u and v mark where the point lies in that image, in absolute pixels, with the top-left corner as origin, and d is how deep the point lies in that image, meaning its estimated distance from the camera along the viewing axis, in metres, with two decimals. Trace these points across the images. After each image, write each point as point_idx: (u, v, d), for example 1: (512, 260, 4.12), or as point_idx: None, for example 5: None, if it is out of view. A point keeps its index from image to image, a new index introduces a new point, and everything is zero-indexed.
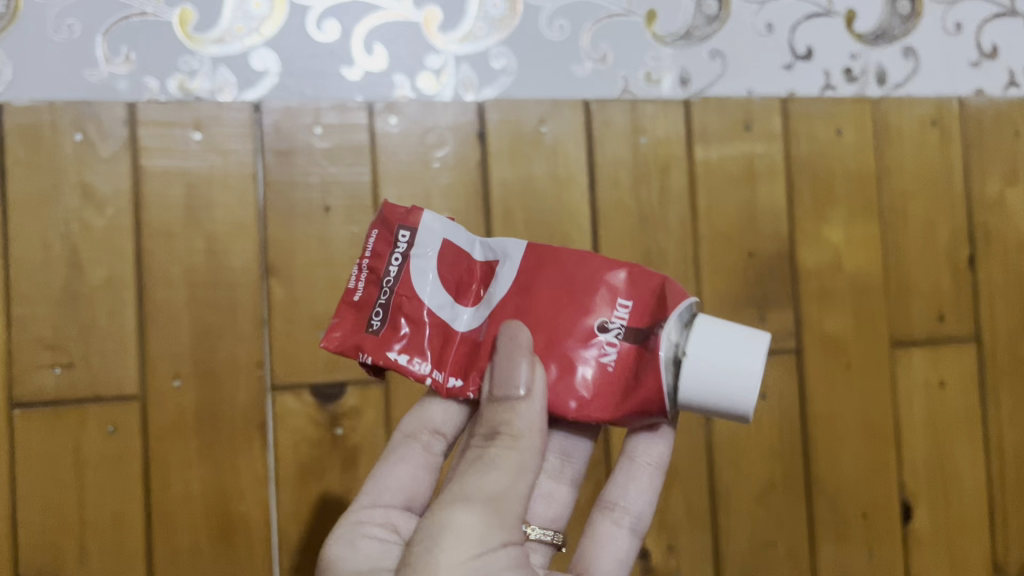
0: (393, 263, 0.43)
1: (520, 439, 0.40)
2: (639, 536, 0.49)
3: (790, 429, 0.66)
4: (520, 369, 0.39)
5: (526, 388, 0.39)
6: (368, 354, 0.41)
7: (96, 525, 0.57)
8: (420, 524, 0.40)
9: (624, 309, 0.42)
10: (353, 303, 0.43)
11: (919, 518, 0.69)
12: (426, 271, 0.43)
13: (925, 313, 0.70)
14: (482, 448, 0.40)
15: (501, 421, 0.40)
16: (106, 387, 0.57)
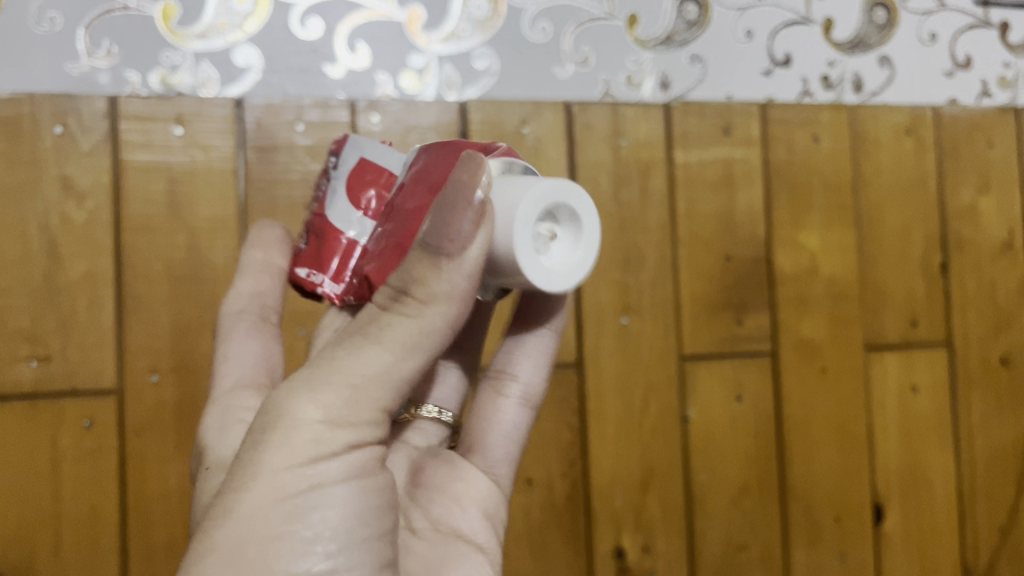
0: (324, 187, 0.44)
1: (429, 308, 0.32)
2: (530, 409, 0.46)
3: (766, 430, 0.67)
4: (462, 223, 0.32)
5: (462, 249, 0.32)
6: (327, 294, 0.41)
7: (72, 520, 0.57)
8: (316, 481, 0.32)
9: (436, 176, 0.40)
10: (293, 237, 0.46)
11: (891, 519, 0.70)
12: (337, 188, 0.43)
13: (898, 319, 0.71)
14: (384, 306, 0.33)
15: (415, 279, 0.32)
16: (83, 380, 0.57)
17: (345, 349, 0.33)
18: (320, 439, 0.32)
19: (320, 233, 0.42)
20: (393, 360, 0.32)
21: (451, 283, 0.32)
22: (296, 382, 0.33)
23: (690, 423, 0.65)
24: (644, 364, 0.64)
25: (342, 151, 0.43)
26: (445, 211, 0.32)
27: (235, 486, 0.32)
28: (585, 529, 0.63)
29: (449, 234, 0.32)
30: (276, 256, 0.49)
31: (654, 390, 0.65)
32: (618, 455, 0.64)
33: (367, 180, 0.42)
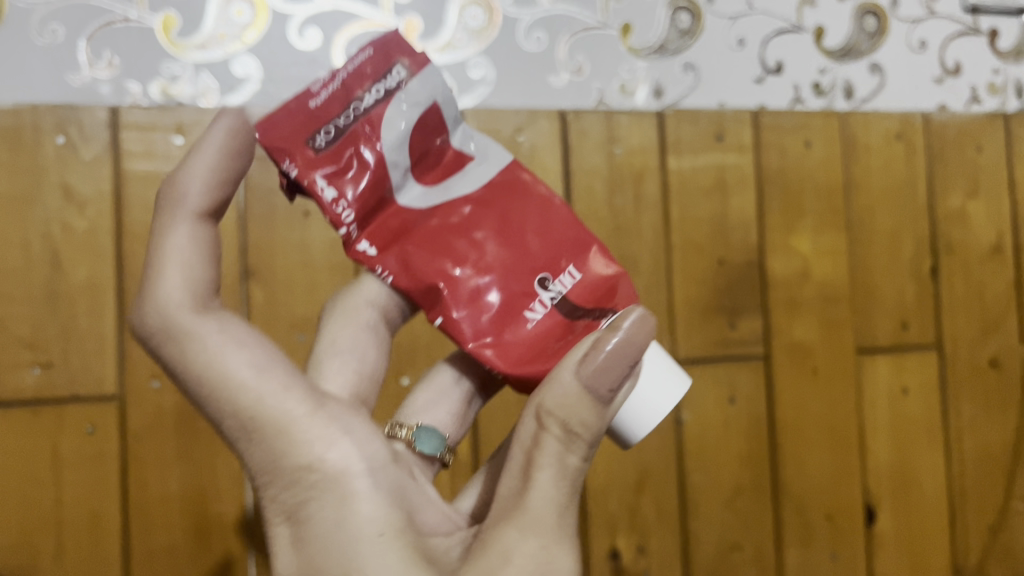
0: (372, 96, 0.39)
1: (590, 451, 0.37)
2: None
3: (759, 432, 0.68)
4: (619, 368, 0.36)
5: (612, 392, 0.37)
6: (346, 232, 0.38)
7: (74, 523, 0.58)
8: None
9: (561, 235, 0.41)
10: (308, 108, 0.38)
11: (882, 519, 0.71)
12: (400, 120, 0.39)
13: (889, 323, 0.72)
14: (556, 448, 0.36)
15: (575, 421, 0.36)
16: (85, 386, 0.58)
17: (533, 490, 0.35)
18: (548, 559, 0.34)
19: (355, 151, 0.38)
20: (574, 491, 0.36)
21: (603, 423, 0.37)
22: (530, 534, 0.34)
23: (683, 425, 0.66)
24: None
25: (413, 78, 0.40)
26: (602, 356, 0.36)
27: None
28: (581, 530, 0.64)
29: (618, 378, 0.36)
30: (325, 109, 0.38)
31: None
32: (613, 458, 0.65)
33: (428, 134, 0.40)
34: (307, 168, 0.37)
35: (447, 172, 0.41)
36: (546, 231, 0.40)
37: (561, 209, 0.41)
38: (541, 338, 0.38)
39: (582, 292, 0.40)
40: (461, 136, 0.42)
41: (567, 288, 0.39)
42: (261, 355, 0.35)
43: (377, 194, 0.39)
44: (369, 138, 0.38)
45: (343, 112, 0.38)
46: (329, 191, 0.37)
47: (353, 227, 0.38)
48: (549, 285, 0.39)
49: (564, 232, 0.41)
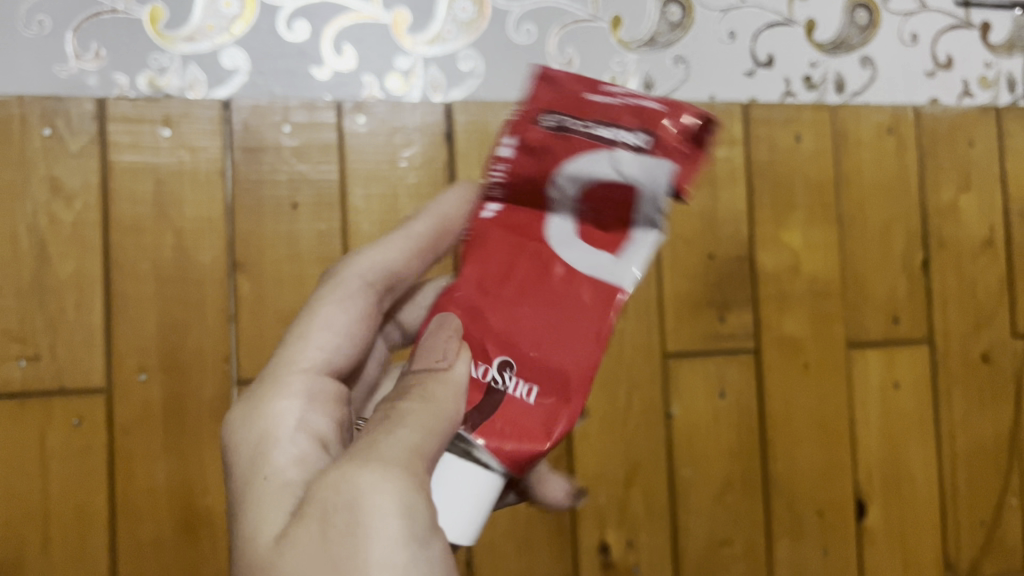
0: (605, 134, 0.36)
1: (436, 400, 0.34)
2: None
3: (749, 426, 0.68)
4: (446, 341, 0.36)
5: (447, 359, 0.36)
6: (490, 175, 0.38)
7: (61, 516, 0.57)
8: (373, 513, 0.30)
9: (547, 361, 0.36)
10: (591, 93, 0.38)
11: (873, 514, 0.70)
12: (592, 173, 0.36)
13: (881, 317, 0.71)
14: (391, 409, 0.35)
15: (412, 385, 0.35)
16: (72, 379, 0.58)
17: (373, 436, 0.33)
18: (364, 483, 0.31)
19: (528, 137, 0.37)
20: (421, 442, 0.33)
21: (450, 387, 0.35)
22: (358, 470, 0.31)
23: (673, 420, 0.66)
24: (628, 362, 0.65)
25: (637, 160, 0.36)
26: (428, 342, 0.37)
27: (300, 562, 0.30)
28: (570, 524, 0.64)
29: (443, 349, 0.36)
30: (611, 107, 0.37)
31: (639, 387, 0.65)
32: (603, 452, 0.65)
33: (607, 195, 0.36)
34: (517, 127, 0.38)
35: (597, 238, 0.37)
36: (557, 334, 0.36)
37: (594, 348, 0.36)
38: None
39: (512, 412, 0.35)
40: (642, 235, 0.37)
41: (511, 393, 0.35)
42: (358, 315, 0.40)
43: (520, 191, 0.38)
44: (562, 143, 0.37)
45: (580, 120, 0.37)
46: (507, 146, 0.38)
47: (495, 191, 0.39)
48: (504, 371, 0.36)
49: (564, 357, 0.36)
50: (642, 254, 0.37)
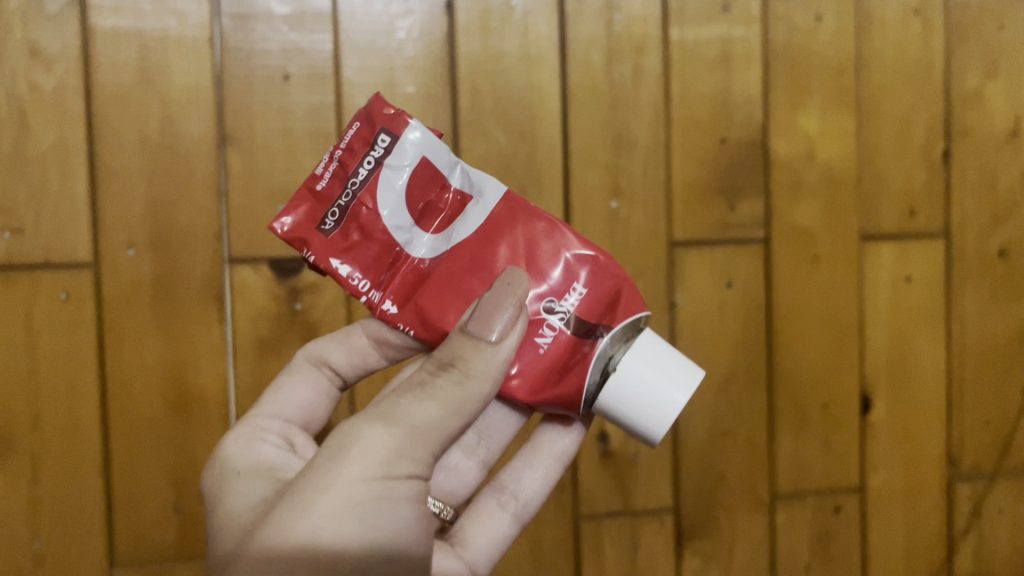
0: (365, 169, 0.41)
1: (471, 379, 0.37)
2: (520, 523, 0.49)
3: (756, 317, 0.66)
4: (502, 313, 0.37)
5: (498, 334, 0.37)
6: (385, 295, 0.41)
7: (50, 392, 0.56)
8: (363, 488, 0.35)
9: (576, 295, 0.41)
10: (314, 192, 0.41)
11: (878, 409, 0.69)
12: (395, 183, 0.41)
13: (896, 208, 0.69)
14: (429, 376, 0.37)
15: (457, 354, 0.37)
16: (57, 252, 0.56)
17: (403, 398, 0.37)
18: (379, 461, 0.35)
19: (360, 227, 0.41)
20: (440, 416, 0.36)
21: (492, 367, 0.37)
22: (368, 430, 0.36)
23: (678, 309, 0.65)
24: (632, 248, 0.64)
25: (400, 141, 0.41)
26: (489, 304, 0.38)
27: (298, 508, 0.34)
28: None
29: (502, 322, 0.37)
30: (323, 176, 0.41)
31: (643, 276, 0.64)
32: None
33: (419, 185, 0.41)
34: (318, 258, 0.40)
35: (450, 214, 0.42)
36: (530, 253, 0.41)
37: (550, 229, 0.42)
38: (560, 359, 0.40)
39: (589, 309, 0.40)
40: (459, 177, 0.42)
41: (575, 304, 0.40)
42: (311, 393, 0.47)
43: (384, 264, 0.41)
44: (367, 211, 0.40)
45: (341, 198, 0.41)
46: (342, 265, 0.40)
47: (376, 292, 0.41)
48: (554, 312, 0.40)
49: (558, 257, 0.41)
50: (473, 178, 0.42)
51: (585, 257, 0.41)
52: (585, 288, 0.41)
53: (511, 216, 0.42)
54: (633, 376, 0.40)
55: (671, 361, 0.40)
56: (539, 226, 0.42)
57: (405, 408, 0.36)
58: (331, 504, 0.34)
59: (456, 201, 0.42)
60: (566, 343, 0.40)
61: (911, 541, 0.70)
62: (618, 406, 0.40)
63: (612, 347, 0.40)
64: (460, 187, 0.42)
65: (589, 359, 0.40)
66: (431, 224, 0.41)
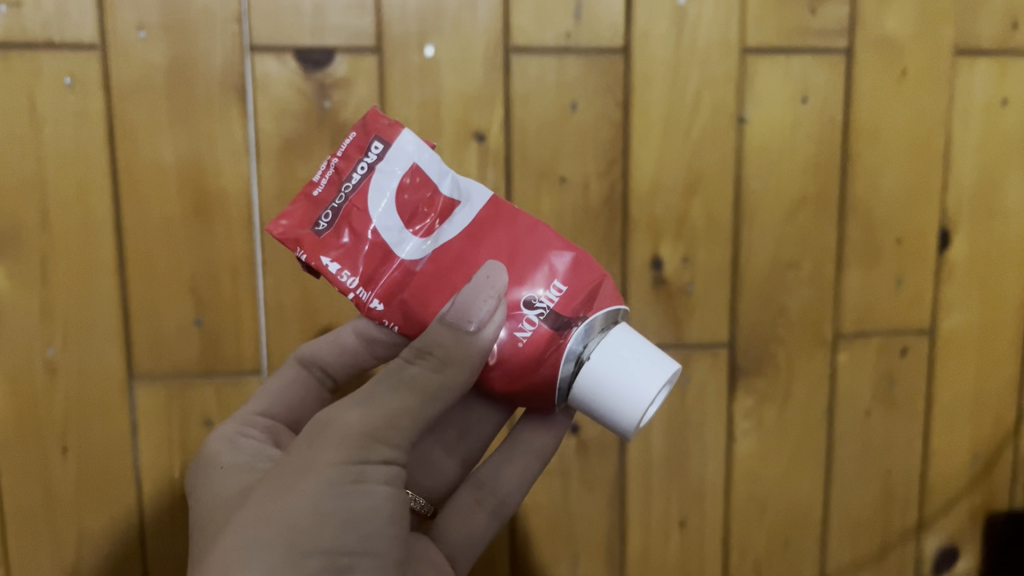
0: (361, 175, 0.40)
1: (448, 367, 0.38)
2: (500, 519, 0.49)
3: (831, 138, 0.60)
4: (479, 305, 0.37)
5: (477, 324, 0.37)
6: (375, 294, 0.39)
7: (59, 189, 0.52)
8: (335, 475, 0.37)
9: (558, 290, 0.38)
10: (309, 195, 0.40)
11: (957, 246, 0.63)
12: (387, 187, 0.39)
13: (998, 19, 0.61)
14: (408, 364, 0.39)
15: (435, 343, 0.38)
16: (60, 31, 0.50)
17: (381, 386, 0.39)
18: (351, 447, 0.38)
19: (352, 228, 0.39)
20: (415, 402, 0.38)
21: (471, 355, 0.37)
22: (340, 418, 0.39)
23: (746, 126, 0.59)
24: (699, 54, 0.57)
25: (391, 146, 0.40)
26: (468, 296, 0.37)
27: (271, 497, 0.37)
28: (621, 233, 0.58)
29: (483, 313, 0.37)
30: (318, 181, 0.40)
31: (709, 86, 0.57)
32: (663, 154, 0.58)
33: (411, 190, 0.40)
34: (310, 256, 0.39)
35: (441, 215, 0.40)
36: (515, 253, 0.39)
37: (534, 230, 0.40)
38: (537, 352, 0.38)
39: (568, 306, 0.38)
40: (449, 181, 0.41)
41: (553, 301, 0.38)
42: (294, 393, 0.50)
43: (374, 262, 0.39)
44: (360, 211, 0.39)
45: (334, 200, 0.39)
46: (331, 262, 0.39)
47: (364, 292, 0.39)
48: (534, 308, 0.38)
49: (540, 262, 0.39)
50: (461, 182, 0.41)
51: (567, 256, 0.40)
52: (567, 286, 0.39)
53: (494, 216, 0.40)
54: (603, 373, 0.37)
55: (641, 354, 0.38)
56: (523, 228, 0.40)
57: (381, 398, 0.39)
58: (302, 491, 0.37)
59: (447, 205, 0.40)
60: (543, 338, 0.38)
61: (980, 390, 0.66)
62: (588, 400, 0.38)
63: (586, 338, 0.38)
64: (449, 191, 0.40)
65: (561, 355, 0.38)
66: (420, 227, 0.40)
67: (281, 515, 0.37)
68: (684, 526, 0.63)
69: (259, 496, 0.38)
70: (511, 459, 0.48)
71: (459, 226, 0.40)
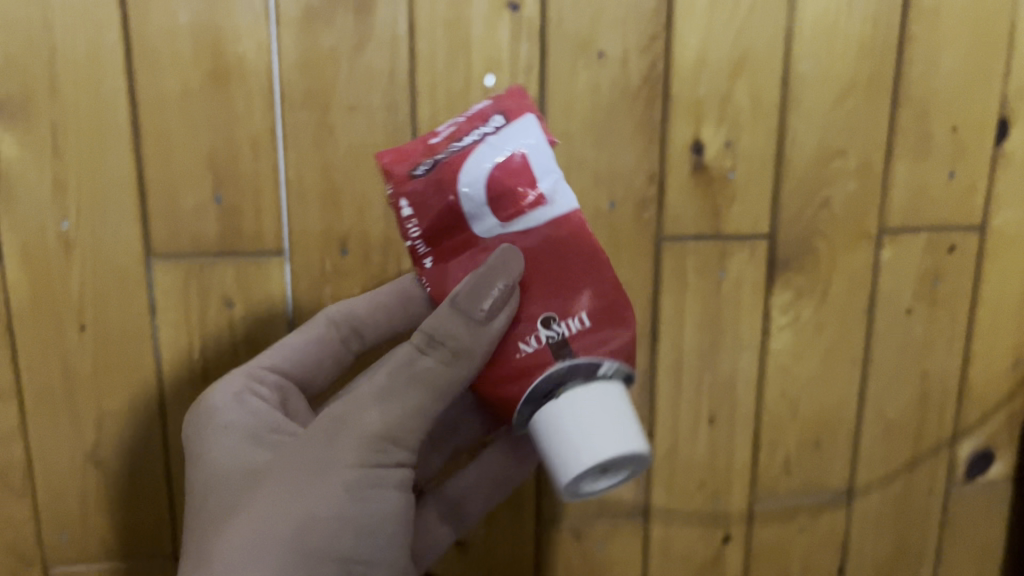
0: (470, 140, 0.40)
1: (457, 357, 0.39)
2: (461, 529, 0.52)
3: (888, 16, 0.56)
4: (490, 291, 0.39)
5: (487, 310, 0.39)
6: (430, 251, 0.42)
7: (68, 54, 0.49)
8: (354, 471, 0.39)
9: (578, 323, 0.39)
10: (423, 141, 0.41)
11: (1014, 136, 0.60)
12: (485, 162, 0.39)
13: None
14: (419, 355, 0.41)
15: (447, 332, 0.40)
16: None
17: (394, 375, 0.41)
18: (369, 445, 0.39)
19: (436, 184, 0.40)
20: (426, 399, 0.40)
21: (478, 342, 0.39)
22: (360, 413, 0.40)
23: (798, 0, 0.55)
24: None
25: (510, 130, 0.40)
26: (483, 278, 0.39)
27: (289, 488, 0.39)
28: (661, 115, 0.55)
29: (493, 300, 0.39)
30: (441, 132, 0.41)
31: None
32: (708, 30, 0.54)
33: (509, 178, 0.39)
34: (396, 191, 0.40)
35: (521, 207, 0.40)
36: (561, 279, 0.40)
37: (592, 258, 0.40)
38: (526, 368, 0.39)
39: (582, 344, 0.39)
40: (551, 182, 0.40)
41: (569, 333, 0.39)
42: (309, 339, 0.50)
43: (442, 224, 0.40)
44: (451, 174, 0.39)
45: (439, 153, 0.40)
46: (406, 208, 0.40)
47: (421, 243, 0.41)
48: (550, 325, 0.39)
49: (581, 285, 0.40)
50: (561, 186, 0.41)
51: (605, 291, 0.40)
52: (590, 324, 0.39)
53: (563, 234, 0.40)
54: (569, 409, 0.38)
55: (610, 418, 0.38)
56: (585, 249, 0.40)
57: (395, 395, 0.40)
58: (322, 484, 0.39)
59: (534, 203, 0.40)
60: (541, 360, 0.39)
61: None
62: (542, 429, 0.38)
63: (566, 375, 0.38)
64: (547, 190, 0.40)
65: (542, 374, 0.38)
66: (500, 211, 0.40)
67: (299, 516, 0.38)
68: (713, 422, 0.61)
69: (274, 488, 0.39)
70: (479, 485, 0.52)
71: (533, 231, 0.40)
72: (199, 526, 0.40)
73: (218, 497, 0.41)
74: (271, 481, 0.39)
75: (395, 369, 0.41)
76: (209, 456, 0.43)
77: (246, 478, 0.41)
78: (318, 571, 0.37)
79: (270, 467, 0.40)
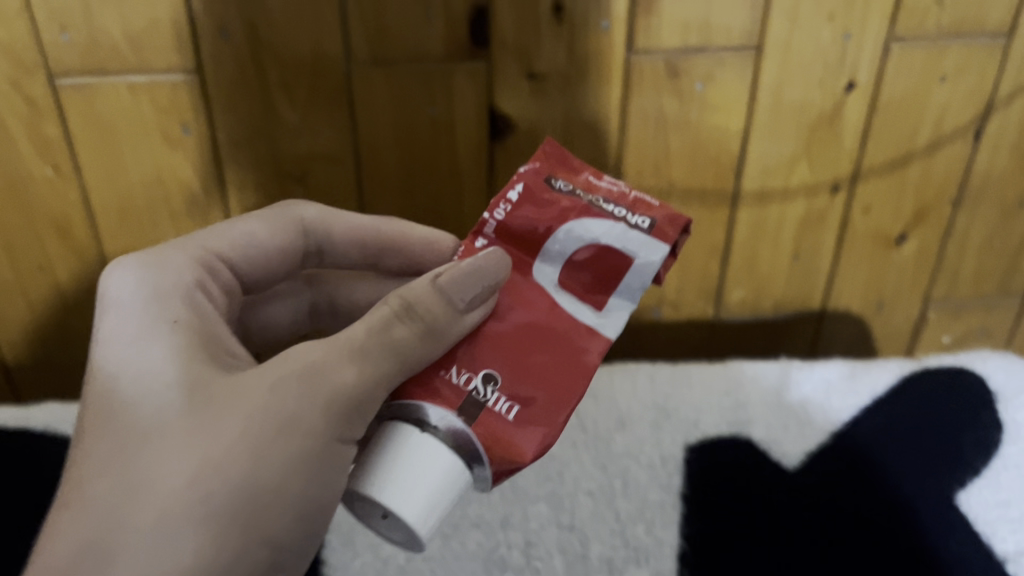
0: (612, 210, 0.35)
1: (431, 332, 0.33)
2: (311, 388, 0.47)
3: None
4: (477, 287, 0.33)
5: (465, 303, 0.33)
6: (484, 238, 0.36)
7: None
8: (312, 451, 0.31)
9: (504, 408, 0.32)
10: (581, 176, 0.37)
11: None
12: (602, 232, 0.34)
13: None
14: (395, 319, 0.33)
15: (425, 308, 0.33)
16: None
17: (370, 330, 0.33)
18: (338, 422, 0.32)
19: (556, 202, 0.35)
20: (393, 371, 0.32)
21: (450, 330, 0.33)
22: (334, 374, 0.32)
23: None
24: None
25: (653, 237, 0.35)
26: (472, 270, 0.33)
27: (243, 453, 0.30)
28: None
29: (476, 293, 0.33)
30: (609, 190, 0.37)
31: None
32: None
33: (604, 268, 0.34)
34: (526, 176, 0.36)
35: (583, 290, 0.35)
36: (539, 375, 0.33)
37: (574, 389, 0.33)
38: (434, 386, 0.33)
39: (489, 429, 0.32)
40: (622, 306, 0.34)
41: (487, 407, 0.32)
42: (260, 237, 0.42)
43: (523, 231, 0.35)
44: (576, 210, 0.35)
45: (585, 193, 0.36)
46: (514, 193, 0.36)
47: (491, 225, 0.36)
48: (486, 384, 0.32)
49: (538, 387, 0.32)
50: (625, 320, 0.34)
51: (556, 418, 0.32)
52: (510, 417, 0.32)
53: (567, 354, 0.33)
54: (416, 449, 0.31)
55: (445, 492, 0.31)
56: (574, 382, 0.33)
57: (365, 351, 0.32)
58: (278, 458, 0.30)
59: (595, 302, 0.34)
60: (448, 401, 0.32)
61: None
62: (386, 440, 0.32)
63: (442, 426, 0.31)
64: (612, 305, 0.34)
65: (441, 406, 0.32)
66: (564, 275, 0.35)
67: (245, 486, 0.30)
68: None
69: (228, 431, 0.30)
70: None
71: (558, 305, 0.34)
72: (111, 440, 0.31)
73: (150, 408, 0.31)
74: (216, 428, 0.30)
75: (375, 324, 0.33)
76: (141, 345, 0.33)
77: (188, 398, 0.31)
78: (248, 554, 0.30)
79: (213, 404, 0.31)
